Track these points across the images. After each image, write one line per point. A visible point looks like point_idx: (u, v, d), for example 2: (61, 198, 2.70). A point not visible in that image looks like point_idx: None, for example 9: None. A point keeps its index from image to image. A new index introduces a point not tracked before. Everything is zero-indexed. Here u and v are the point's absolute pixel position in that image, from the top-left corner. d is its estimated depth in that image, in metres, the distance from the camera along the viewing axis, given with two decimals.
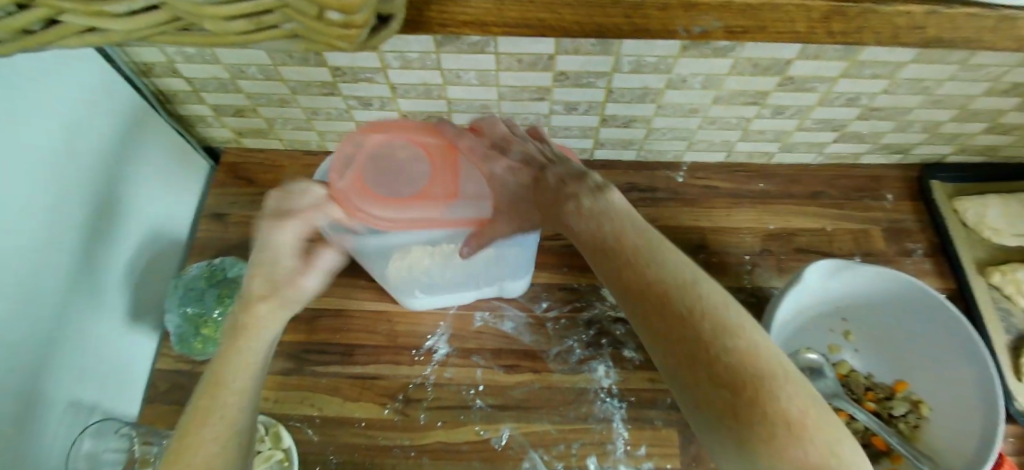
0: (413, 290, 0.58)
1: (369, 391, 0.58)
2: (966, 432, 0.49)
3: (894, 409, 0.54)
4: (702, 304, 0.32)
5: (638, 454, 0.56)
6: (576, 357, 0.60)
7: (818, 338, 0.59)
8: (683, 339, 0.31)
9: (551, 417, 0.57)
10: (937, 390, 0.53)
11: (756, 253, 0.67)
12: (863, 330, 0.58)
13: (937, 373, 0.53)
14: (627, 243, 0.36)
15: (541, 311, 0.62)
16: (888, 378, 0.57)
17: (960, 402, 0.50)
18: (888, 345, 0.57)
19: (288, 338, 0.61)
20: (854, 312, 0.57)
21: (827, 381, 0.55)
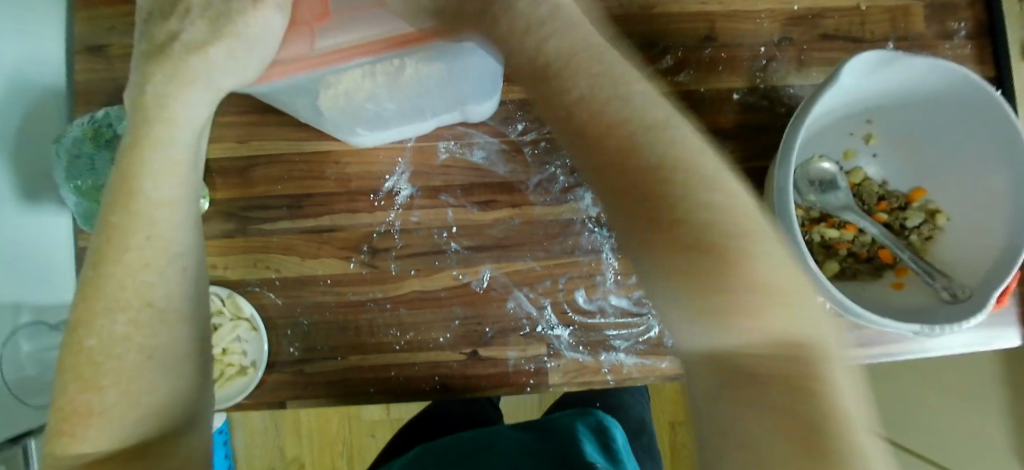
0: (353, 126, 0.46)
1: (329, 245, 0.52)
2: (981, 245, 0.44)
3: (908, 220, 0.48)
4: (683, 155, 0.21)
5: (630, 283, 0.50)
6: (560, 185, 0.51)
7: (834, 141, 0.50)
8: (661, 198, 0.21)
9: (534, 253, 0.50)
10: (962, 198, 0.47)
11: (773, 42, 0.54)
12: (889, 130, 0.49)
13: (966, 178, 0.46)
14: (588, 99, 0.23)
15: (516, 135, 0.52)
16: (904, 184, 0.50)
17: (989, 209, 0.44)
18: (913, 147, 0.49)
19: (222, 195, 0.52)
20: (882, 109, 0.48)
21: (840, 193, 0.49)
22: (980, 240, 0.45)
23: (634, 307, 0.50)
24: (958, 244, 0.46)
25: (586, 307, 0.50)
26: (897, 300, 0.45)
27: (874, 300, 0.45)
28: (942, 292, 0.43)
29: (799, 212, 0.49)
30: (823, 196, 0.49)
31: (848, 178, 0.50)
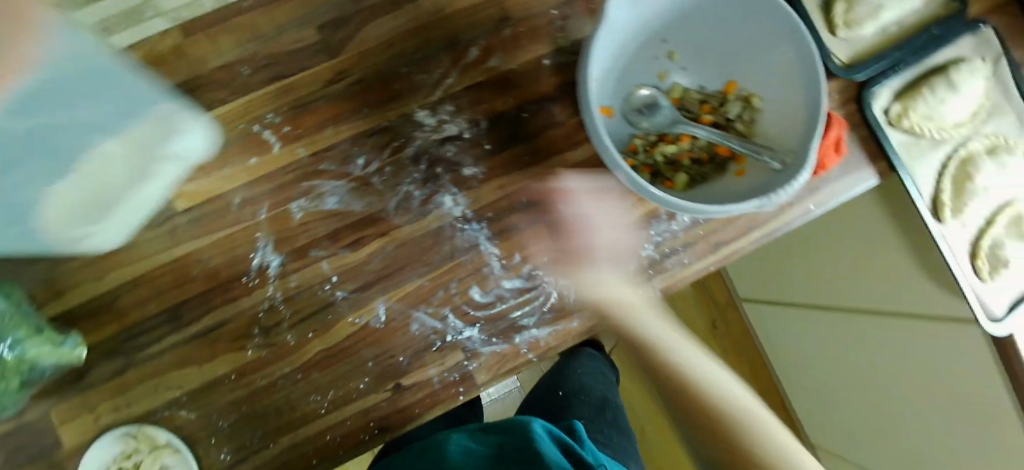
0: (88, 229, 0.43)
1: (222, 343, 0.50)
2: (792, 114, 0.48)
3: (729, 113, 0.52)
4: (718, 382, 0.44)
5: (516, 263, 0.51)
6: (419, 198, 0.52)
7: (644, 70, 0.54)
8: (653, 343, 0.46)
9: (417, 270, 0.51)
10: (763, 79, 0.51)
11: (563, 2, 0.55)
12: (685, 44, 0.53)
13: (760, 62, 0.50)
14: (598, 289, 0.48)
15: (361, 170, 0.52)
16: (717, 82, 0.54)
17: (787, 76, 0.48)
18: (711, 48, 0.53)
19: (97, 336, 0.51)
20: (669, 27, 0.52)
21: (665, 111, 0.52)
22: (790, 105, 0.49)
23: (527, 283, 0.51)
24: (774, 116, 0.50)
25: (484, 300, 0.51)
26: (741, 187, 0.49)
27: (721, 193, 0.49)
28: (773, 161, 0.47)
29: (638, 141, 0.52)
30: (649, 120, 0.52)
31: (669, 96, 0.53)
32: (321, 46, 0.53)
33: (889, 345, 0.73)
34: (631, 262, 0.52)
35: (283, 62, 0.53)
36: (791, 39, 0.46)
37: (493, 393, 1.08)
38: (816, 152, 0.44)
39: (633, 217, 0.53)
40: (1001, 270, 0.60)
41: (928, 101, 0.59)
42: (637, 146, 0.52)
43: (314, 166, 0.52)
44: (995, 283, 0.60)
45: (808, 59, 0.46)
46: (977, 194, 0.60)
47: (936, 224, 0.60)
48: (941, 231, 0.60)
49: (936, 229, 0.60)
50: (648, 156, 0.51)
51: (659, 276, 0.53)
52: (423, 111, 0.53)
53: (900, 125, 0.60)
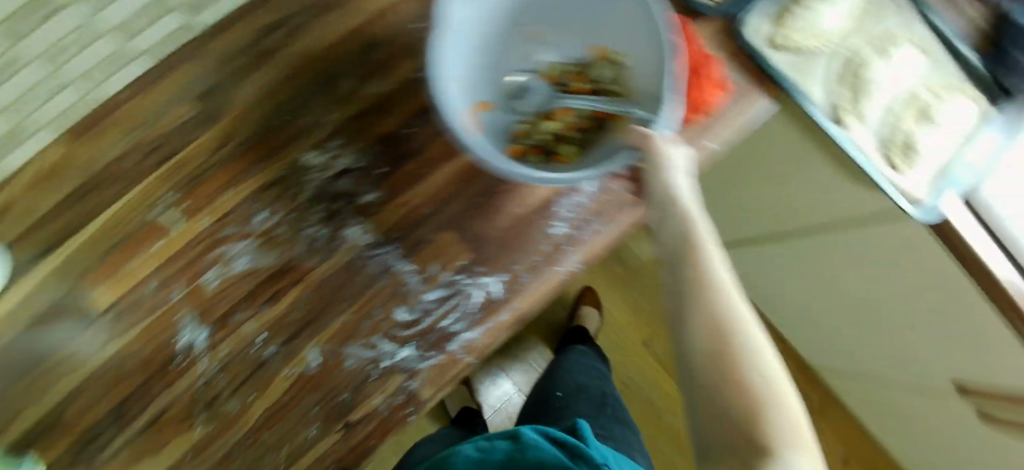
0: None
1: (168, 427, 0.51)
2: (650, 60, 0.49)
3: (599, 77, 0.54)
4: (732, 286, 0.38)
5: (432, 274, 0.52)
6: (326, 236, 0.51)
7: (514, 58, 0.56)
8: (693, 249, 0.39)
9: (339, 308, 0.51)
10: (619, 36, 0.51)
11: (423, 13, 0.55)
12: (544, 23, 0.55)
13: (610, 20, 0.51)
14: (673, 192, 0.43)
15: (263, 223, 0.51)
16: (584, 52, 0.56)
17: (636, 31, 0.49)
18: (568, 22, 0.55)
19: (43, 458, 0.50)
20: (522, 13, 0.54)
21: (539, 94, 0.55)
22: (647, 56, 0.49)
23: (447, 290, 0.51)
24: (637, 71, 0.51)
25: (410, 318, 0.51)
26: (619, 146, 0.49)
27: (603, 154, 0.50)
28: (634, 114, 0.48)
29: (523, 126, 0.54)
30: (528, 103, 0.55)
31: (543, 76, 0.57)
32: (198, 121, 0.52)
33: (863, 246, 0.75)
34: (545, 243, 0.53)
35: (164, 144, 0.52)
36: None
37: (495, 404, 1.07)
38: (672, 96, 0.45)
39: (536, 200, 0.53)
40: (917, 160, 0.60)
41: (802, 16, 0.60)
42: (522, 131, 0.53)
43: (217, 236, 0.52)
44: (915, 173, 0.61)
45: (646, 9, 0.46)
46: (875, 94, 0.61)
47: (840, 133, 0.61)
48: (847, 137, 0.61)
49: (841, 138, 0.61)
50: (534, 136, 0.53)
51: (577, 249, 0.53)
52: (310, 152, 0.52)
53: (781, 46, 0.60)
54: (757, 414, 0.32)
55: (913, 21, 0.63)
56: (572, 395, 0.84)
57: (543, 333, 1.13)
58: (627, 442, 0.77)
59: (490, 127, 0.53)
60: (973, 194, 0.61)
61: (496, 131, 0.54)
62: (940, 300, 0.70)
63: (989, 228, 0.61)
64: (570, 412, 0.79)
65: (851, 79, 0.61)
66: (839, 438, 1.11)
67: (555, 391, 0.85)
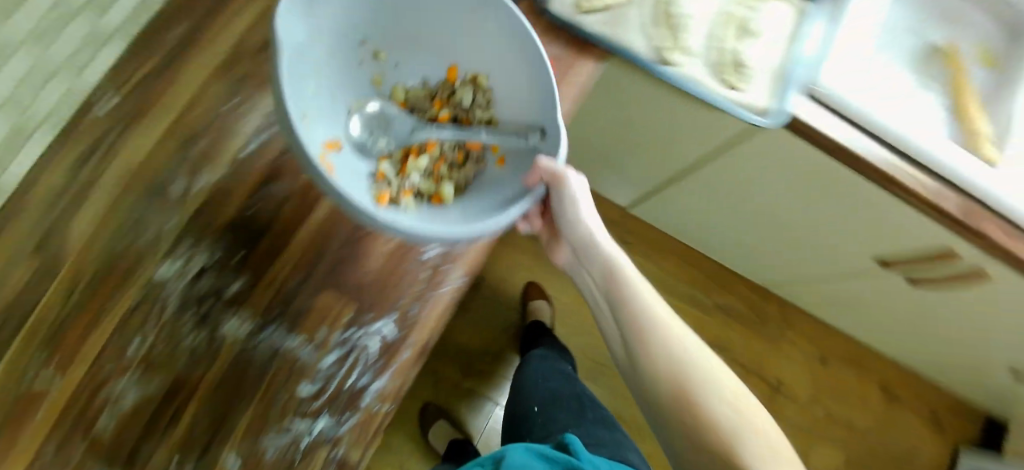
0: None
1: None
2: (516, 82, 0.54)
3: (461, 101, 0.55)
4: (677, 333, 0.50)
5: (323, 339, 0.51)
6: (205, 340, 0.49)
7: (359, 81, 0.54)
8: (631, 308, 0.51)
9: (242, 405, 0.49)
10: (479, 56, 0.55)
11: (232, 94, 0.54)
12: (387, 41, 0.55)
13: (468, 37, 0.54)
14: (587, 233, 0.53)
15: (137, 349, 0.48)
16: (438, 78, 0.57)
17: (507, 60, 0.53)
18: (421, 42, 0.56)
19: None
20: (368, 28, 0.53)
21: (401, 122, 0.54)
22: (516, 89, 0.54)
23: (343, 348, 0.51)
24: (501, 95, 0.55)
25: (315, 389, 0.50)
26: (507, 182, 0.52)
27: (485, 190, 0.52)
28: (527, 141, 0.51)
29: (387, 162, 0.51)
30: (389, 135, 0.53)
31: (394, 100, 0.55)
32: (41, 272, 0.47)
33: (741, 161, 0.76)
34: (422, 271, 0.53)
35: (10, 308, 0.46)
36: (509, 32, 0.51)
37: (489, 424, 1.06)
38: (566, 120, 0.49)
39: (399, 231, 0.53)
40: (750, 73, 0.64)
41: None
42: (388, 170, 0.51)
43: (99, 380, 0.46)
44: (753, 86, 0.63)
45: (527, 45, 0.51)
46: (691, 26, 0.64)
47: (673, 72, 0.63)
48: (681, 74, 0.63)
49: (675, 76, 0.63)
50: (401, 178, 0.50)
51: (453, 267, 0.54)
52: (160, 265, 0.50)
53: (588, 8, 0.61)
54: (727, 442, 0.45)
55: None
56: (550, 405, 0.82)
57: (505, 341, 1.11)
58: (617, 443, 0.78)
59: (349, 168, 0.49)
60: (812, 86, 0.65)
61: (353, 174, 0.49)
62: (826, 190, 0.73)
63: (841, 114, 0.65)
64: (557, 426, 0.78)
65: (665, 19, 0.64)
66: (810, 342, 1.13)
67: (531, 407, 0.82)
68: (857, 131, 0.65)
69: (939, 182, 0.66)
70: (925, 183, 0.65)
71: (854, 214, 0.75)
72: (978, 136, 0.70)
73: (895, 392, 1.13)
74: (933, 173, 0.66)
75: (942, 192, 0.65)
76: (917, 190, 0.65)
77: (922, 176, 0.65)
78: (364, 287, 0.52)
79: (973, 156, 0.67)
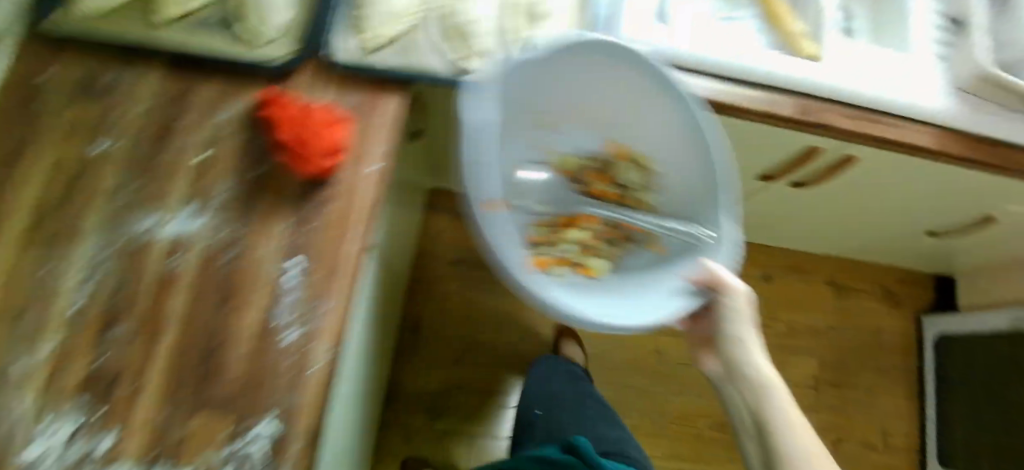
0: None
1: None
2: (687, 174, 0.68)
3: (623, 177, 0.73)
4: (810, 451, 0.50)
5: (211, 461, 0.49)
6: None
7: (524, 147, 0.69)
8: (769, 421, 0.53)
9: None
10: (639, 138, 0.70)
11: (45, 256, 0.52)
12: (552, 113, 0.67)
13: (631, 109, 0.67)
14: (744, 350, 0.58)
15: None
16: (601, 145, 0.72)
17: (671, 141, 0.67)
18: (586, 121, 0.70)
19: None
20: (535, 104, 0.63)
21: (551, 190, 0.74)
22: (683, 167, 0.69)
23: (233, 461, 0.49)
24: (666, 178, 0.71)
25: None
26: (649, 265, 0.69)
27: (631, 268, 0.70)
28: (700, 237, 0.66)
29: (542, 227, 0.72)
30: (540, 208, 0.73)
31: (563, 169, 0.74)
32: None
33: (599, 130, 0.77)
34: (287, 356, 0.52)
35: None
36: (688, 129, 0.64)
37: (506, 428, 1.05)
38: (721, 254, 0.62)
39: (250, 329, 0.52)
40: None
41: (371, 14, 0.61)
42: (546, 234, 0.71)
43: None
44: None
45: (693, 140, 0.65)
46: (486, 29, 0.62)
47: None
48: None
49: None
50: (557, 247, 0.70)
51: (316, 340, 0.52)
52: (25, 448, 0.47)
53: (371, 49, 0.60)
54: None
55: None
56: (550, 409, 0.83)
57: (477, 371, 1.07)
58: (623, 440, 0.78)
59: (523, 217, 0.71)
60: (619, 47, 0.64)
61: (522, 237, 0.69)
62: None
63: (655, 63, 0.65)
64: (553, 432, 0.79)
65: (458, 29, 0.61)
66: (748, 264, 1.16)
67: (533, 411, 0.84)
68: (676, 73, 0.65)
69: (771, 91, 0.66)
70: (757, 98, 0.66)
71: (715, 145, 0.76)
72: (792, 36, 0.69)
73: (842, 283, 1.16)
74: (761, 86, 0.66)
75: (775, 99, 0.66)
76: (752, 108, 0.65)
77: (753, 93, 0.66)
78: (238, 394, 0.51)
79: (787, 55, 0.68)
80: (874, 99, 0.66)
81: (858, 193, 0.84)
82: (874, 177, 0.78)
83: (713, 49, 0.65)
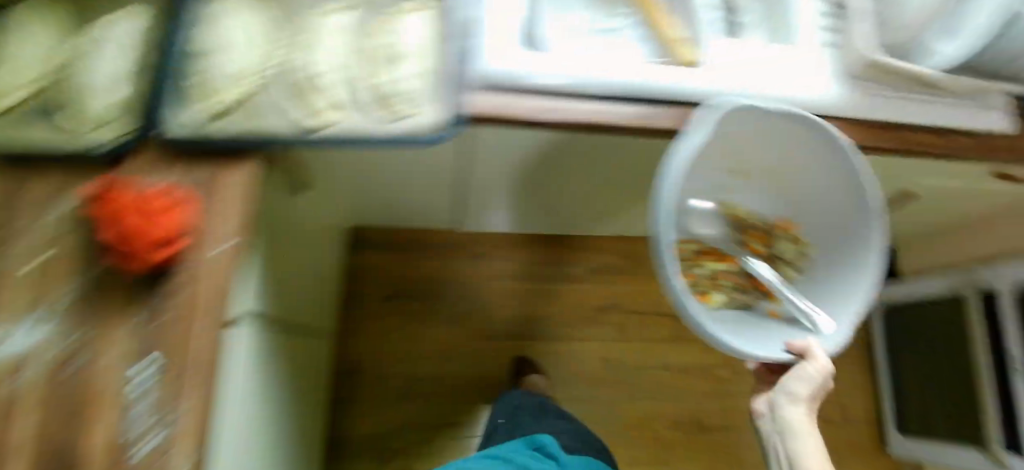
0: None
1: None
2: (842, 260, 0.64)
3: (779, 248, 0.70)
4: None
5: None
6: None
7: (694, 178, 0.65)
8: None
9: None
10: (801, 207, 0.70)
11: None
12: (739, 160, 0.65)
13: (795, 165, 0.65)
14: (795, 416, 0.57)
15: None
16: (772, 213, 0.71)
17: (838, 205, 0.64)
18: (756, 183, 0.69)
19: None
20: (733, 166, 0.66)
21: (709, 228, 0.68)
22: (833, 259, 0.66)
23: None
24: (817, 261, 0.68)
25: None
26: (762, 319, 0.66)
27: (738, 316, 0.64)
28: (808, 325, 0.61)
29: (695, 271, 0.67)
30: (689, 226, 0.68)
31: (728, 212, 0.69)
32: None
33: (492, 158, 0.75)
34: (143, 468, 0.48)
35: None
36: (855, 199, 0.60)
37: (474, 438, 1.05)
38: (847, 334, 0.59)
39: (105, 441, 0.49)
40: (413, 100, 0.58)
41: (206, 83, 0.57)
42: (695, 276, 0.67)
43: None
44: (423, 109, 0.58)
45: (855, 194, 0.60)
46: (334, 79, 0.58)
47: (334, 133, 0.57)
48: (343, 132, 0.57)
49: (339, 137, 0.57)
50: (699, 274, 0.67)
51: (174, 447, 0.49)
52: None
53: (208, 121, 0.56)
54: None
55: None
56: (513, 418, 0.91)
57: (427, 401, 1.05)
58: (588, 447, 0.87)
59: (679, 225, 0.67)
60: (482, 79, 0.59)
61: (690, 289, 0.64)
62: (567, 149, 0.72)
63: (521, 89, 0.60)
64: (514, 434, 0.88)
65: (304, 83, 0.58)
66: None
67: (499, 421, 0.94)
68: (544, 96, 0.61)
69: (651, 104, 0.63)
70: (635, 114, 0.62)
71: (607, 160, 0.75)
72: (672, 42, 0.65)
73: None
74: (638, 100, 0.62)
75: (656, 112, 0.62)
76: (630, 123, 0.62)
77: (630, 108, 0.62)
78: None
79: (666, 64, 0.64)
80: (759, 100, 0.63)
81: None
82: None
83: (582, 67, 0.61)
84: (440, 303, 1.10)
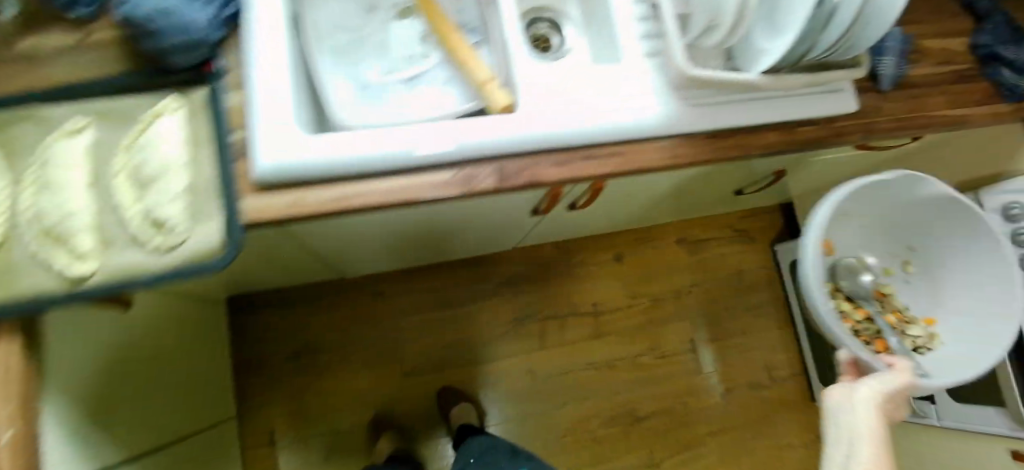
0: None
1: None
2: (976, 343, 0.80)
3: (912, 332, 0.85)
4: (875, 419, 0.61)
5: None
6: None
7: (888, 247, 0.90)
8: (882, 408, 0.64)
9: None
10: (952, 309, 0.85)
11: None
12: (919, 259, 0.89)
13: (952, 251, 0.84)
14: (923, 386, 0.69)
15: None
16: (919, 314, 0.89)
17: (986, 304, 0.80)
18: (928, 281, 0.88)
19: None
20: (914, 248, 0.89)
21: (864, 290, 0.86)
22: (967, 344, 0.81)
23: None
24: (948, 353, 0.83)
25: None
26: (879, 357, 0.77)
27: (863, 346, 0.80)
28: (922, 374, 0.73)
29: (839, 294, 0.88)
30: (843, 278, 0.87)
31: (885, 289, 0.90)
32: None
33: (329, 235, 0.70)
34: None
35: None
36: (1010, 306, 0.76)
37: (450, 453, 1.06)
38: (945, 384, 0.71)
39: None
40: (184, 226, 0.51)
41: None
42: (843, 300, 0.88)
43: None
44: (198, 235, 0.51)
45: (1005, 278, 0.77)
46: (82, 223, 0.50)
47: (101, 283, 0.50)
48: (115, 278, 0.50)
49: (111, 285, 0.50)
50: (853, 315, 0.86)
51: None
52: None
53: None
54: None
55: (43, 116, 0.51)
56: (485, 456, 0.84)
57: (359, 451, 1.03)
58: None
59: (836, 266, 0.88)
60: (261, 172, 0.51)
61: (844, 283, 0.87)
62: (407, 215, 0.67)
63: (313, 181, 0.53)
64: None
65: (50, 234, 0.49)
66: (597, 252, 1.15)
67: (468, 459, 0.85)
68: (343, 181, 0.54)
69: (468, 163, 0.56)
70: (450, 179, 0.55)
71: (448, 212, 0.70)
72: (484, 83, 0.58)
73: (690, 239, 1.18)
74: (450, 164, 0.56)
75: (474, 171, 0.56)
76: (446, 193, 0.55)
77: (445, 173, 0.56)
78: None
79: (481, 117, 0.57)
80: (584, 136, 0.57)
81: (622, 194, 0.80)
82: (627, 187, 0.73)
83: (378, 139, 0.54)
84: (350, 350, 1.06)
